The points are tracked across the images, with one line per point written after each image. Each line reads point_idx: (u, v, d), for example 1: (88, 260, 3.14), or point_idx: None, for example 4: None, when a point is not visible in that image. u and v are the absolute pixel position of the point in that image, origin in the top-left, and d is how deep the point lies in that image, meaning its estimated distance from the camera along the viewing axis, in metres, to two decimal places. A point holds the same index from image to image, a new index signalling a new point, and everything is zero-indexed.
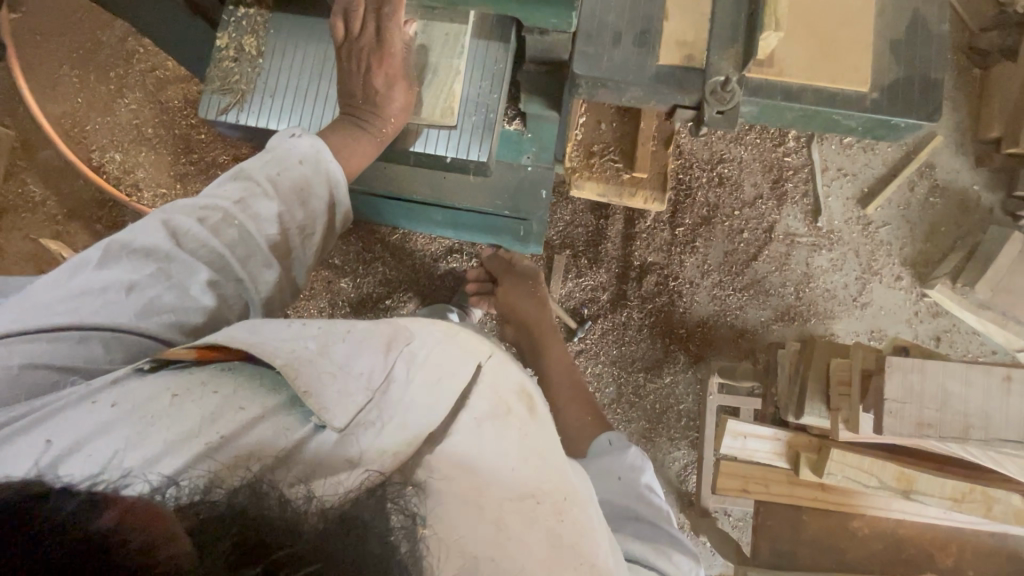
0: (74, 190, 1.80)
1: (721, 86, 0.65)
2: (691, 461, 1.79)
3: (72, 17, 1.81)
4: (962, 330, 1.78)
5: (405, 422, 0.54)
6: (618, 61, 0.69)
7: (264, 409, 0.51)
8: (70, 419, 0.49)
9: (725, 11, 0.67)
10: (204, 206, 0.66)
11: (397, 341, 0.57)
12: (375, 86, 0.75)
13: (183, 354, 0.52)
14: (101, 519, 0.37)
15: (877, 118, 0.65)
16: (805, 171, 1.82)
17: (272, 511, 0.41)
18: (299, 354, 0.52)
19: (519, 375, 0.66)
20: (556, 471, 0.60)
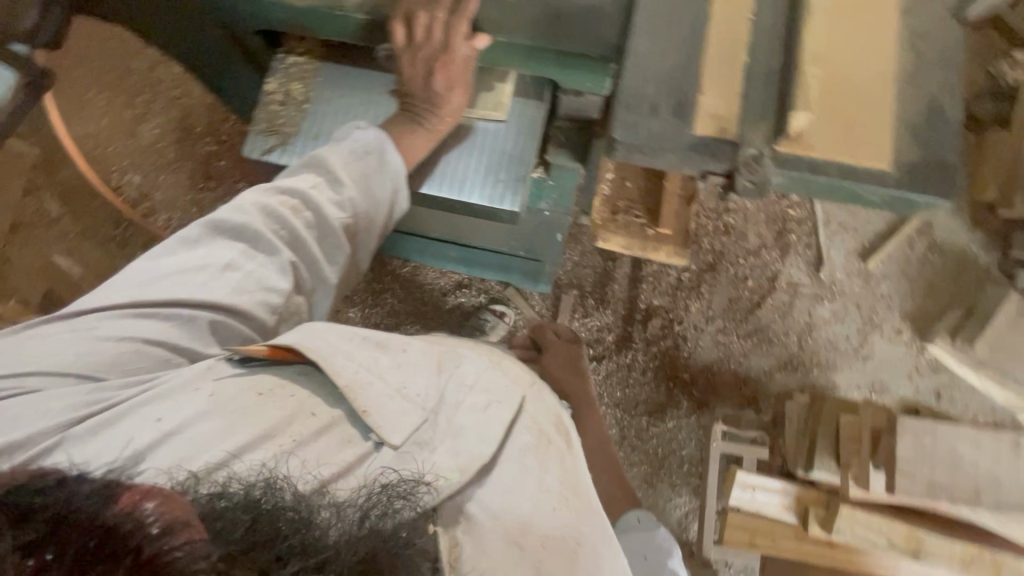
0: (89, 208, 1.81)
1: (754, 158, 0.59)
2: (693, 508, 1.76)
3: (104, 42, 1.87)
4: (962, 387, 1.80)
5: (456, 447, 0.60)
6: (656, 131, 0.61)
7: (331, 417, 0.60)
8: (177, 402, 0.57)
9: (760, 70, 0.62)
10: (285, 191, 0.72)
11: (447, 363, 0.67)
12: (434, 88, 0.74)
13: (258, 350, 0.61)
14: (114, 508, 0.41)
15: (896, 193, 0.59)
16: (808, 223, 1.87)
17: (286, 508, 0.47)
18: (360, 379, 0.61)
19: (554, 405, 0.70)
20: (596, 509, 0.61)
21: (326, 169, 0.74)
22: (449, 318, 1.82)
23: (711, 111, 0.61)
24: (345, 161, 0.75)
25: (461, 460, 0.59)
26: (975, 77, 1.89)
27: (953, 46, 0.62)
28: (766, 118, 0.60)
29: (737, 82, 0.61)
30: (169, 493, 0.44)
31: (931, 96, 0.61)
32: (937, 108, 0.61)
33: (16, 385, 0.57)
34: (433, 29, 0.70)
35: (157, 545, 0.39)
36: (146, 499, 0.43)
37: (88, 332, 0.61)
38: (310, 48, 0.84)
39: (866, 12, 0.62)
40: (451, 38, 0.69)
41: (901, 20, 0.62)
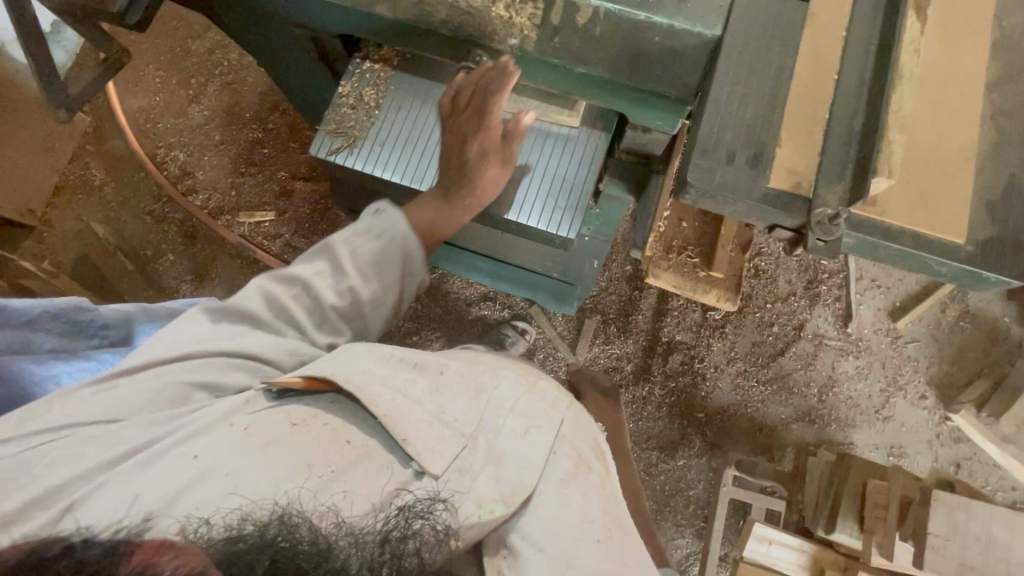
0: (132, 180, 1.84)
1: (829, 217, 0.59)
2: (695, 551, 1.73)
3: (169, 24, 1.92)
4: (982, 461, 1.77)
5: (498, 474, 0.60)
6: (729, 180, 0.61)
7: (365, 446, 0.58)
8: (215, 440, 0.55)
9: (842, 128, 0.61)
10: (290, 277, 0.73)
11: (485, 386, 0.67)
12: (470, 158, 0.77)
13: (294, 381, 0.60)
14: (127, 567, 0.39)
15: (969, 270, 0.59)
16: (840, 276, 1.86)
17: (303, 543, 0.45)
18: (395, 406, 0.60)
19: (592, 430, 0.71)
20: (634, 540, 0.62)
21: (332, 255, 0.75)
22: (470, 329, 1.82)
23: (787, 164, 0.60)
24: (355, 245, 0.75)
25: (504, 486, 0.59)
26: None
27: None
28: (843, 177, 0.60)
29: (816, 138, 0.61)
30: (181, 546, 0.42)
31: (1010, 174, 0.60)
32: (1017, 186, 0.60)
33: (53, 437, 0.56)
34: (473, 96, 0.74)
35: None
36: (157, 554, 0.41)
37: (110, 392, 0.61)
38: (385, 56, 0.85)
39: (953, 82, 0.62)
40: (489, 107, 0.73)
41: (987, 95, 0.62)
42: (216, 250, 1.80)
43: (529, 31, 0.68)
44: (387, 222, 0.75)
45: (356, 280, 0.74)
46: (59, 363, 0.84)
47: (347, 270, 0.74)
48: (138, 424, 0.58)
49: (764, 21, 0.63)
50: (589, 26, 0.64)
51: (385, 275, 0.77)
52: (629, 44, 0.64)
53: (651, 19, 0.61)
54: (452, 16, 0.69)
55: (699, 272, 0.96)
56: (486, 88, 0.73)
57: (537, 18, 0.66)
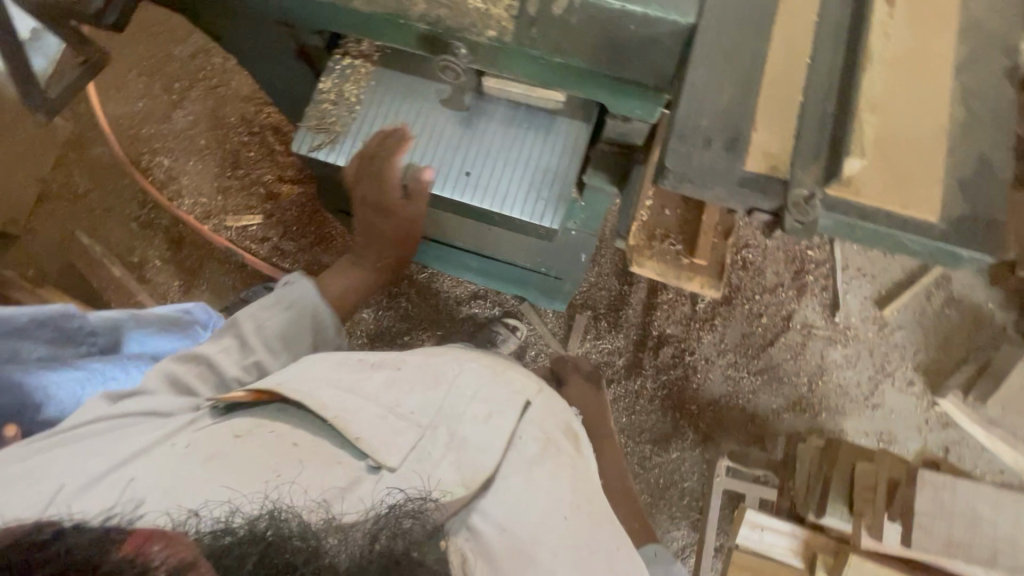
0: (117, 186, 1.83)
1: (805, 197, 0.59)
2: (690, 543, 1.75)
3: (150, 28, 1.91)
4: (970, 445, 1.79)
5: (460, 460, 0.62)
6: (706, 164, 0.62)
7: (314, 442, 0.62)
8: (155, 457, 0.59)
9: (816, 111, 0.62)
10: (194, 357, 0.79)
11: (445, 375, 0.69)
12: (375, 229, 0.92)
13: (242, 395, 0.65)
14: (117, 554, 0.41)
15: (943, 247, 0.60)
16: (827, 266, 1.88)
17: (291, 537, 0.47)
18: (345, 406, 0.64)
19: (564, 413, 0.72)
20: (603, 516, 0.65)
21: (237, 333, 0.83)
22: (461, 327, 1.82)
23: (762, 148, 0.61)
24: (261, 320, 0.85)
25: (466, 474, 0.61)
26: None
27: (1006, 105, 0.63)
28: (818, 159, 0.61)
29: (791, 121, 0.62)
30: (172, 535, 0.45)
31: (980, 153, 0.62)
32: (987, 165, 0.61)
33: None
34: (365, 183, 0.84)
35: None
36: (148, 542, 0.43)
37: (36, 450, 0.62)
38: (366, 52, 0.85)
39: (923, 63, 0.63)
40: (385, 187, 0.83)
41: (957, 75, 0.63)
42: (203, 255, 1.79)
43: (506, 23, 0.69)
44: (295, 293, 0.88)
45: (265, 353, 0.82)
46: (49, 372, 0.85)
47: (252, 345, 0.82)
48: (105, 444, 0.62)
49: (737, 7, 0.65)
50: (566, 16, 0.65)
51: (294, 342, 0.87)
52: (605, 33, 0.65)
53: (624, 7, 0.62)
54: (429, 9, 0.70)
55: (682, 260, 0.94)
56: (382, 150, 0.81)
57: (514, 9, 0.67)
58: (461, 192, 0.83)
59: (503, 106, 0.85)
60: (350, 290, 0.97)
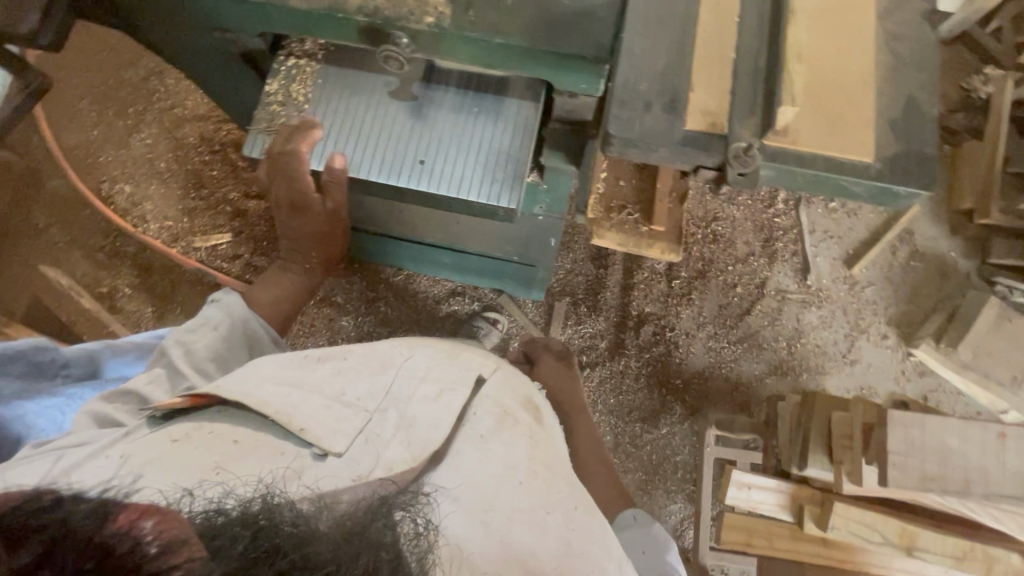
0: (78, 218, 1.79)
1: (744, 150, 0.61)
2: (688, 515, 1.77)
3: (97, 54, 1.87)
4: (947, 390, 1.85)
5: (409, 438, 0.65)
6: (649, 126, 0.63)
7: (255, 437, 0.64)
8: (94, 468, 0.61)
9: (749, 68, 0.64)
10: (119, 394, 0.76)
11: (392, 363, 0.72)
12: (297, 230, 0.94)
13: (178, 401, 0.67)
14: (112, 525, 0.43)
15: (880, 186, 0.62)
16: (794, 231, 1.92)
17: (283, 523, 0.49)
18: (288, 404, 0.66)
19: (524, 388, 0.77)
20: (561, 480, 0.68)
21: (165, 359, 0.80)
22: (442, 325, 1.83)
23: (701, 107, 0.63)
24: (188, 342, 0.82)
25: (416, 450, 0.64)
26: (950, 93, 1.98)
27: (928, 48, 0.65)
28: (755, 112, 0.63)
29: (726, 78, 0.64)
30: (162, 510, 0.46)
31: (908, 95, 0.64)
32: (916, 106, 0.64)
33: None
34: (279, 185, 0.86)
35: (157, 563, 0.42)
36: (142, 517, 0.44)
37: None
38: (311, 51, 0.86)
39: (847, 12, 0.65)
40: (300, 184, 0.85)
41: (879, 21, 0.66)
42: (174, 278, 1.76)
43: (443, 9, 0.72)
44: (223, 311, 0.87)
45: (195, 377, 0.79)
46: (26, 401, 0.86)
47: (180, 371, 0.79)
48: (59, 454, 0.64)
49: None
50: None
51: (231, 358, 0.85)
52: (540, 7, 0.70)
53: None
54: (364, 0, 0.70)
55: (641, 228, 0.96)
56: (287, 146, 0.82)
57: None
58: (414, 180, 0.83)
59: (452, 92, 0.85)
60: (279, 300, 1.00)
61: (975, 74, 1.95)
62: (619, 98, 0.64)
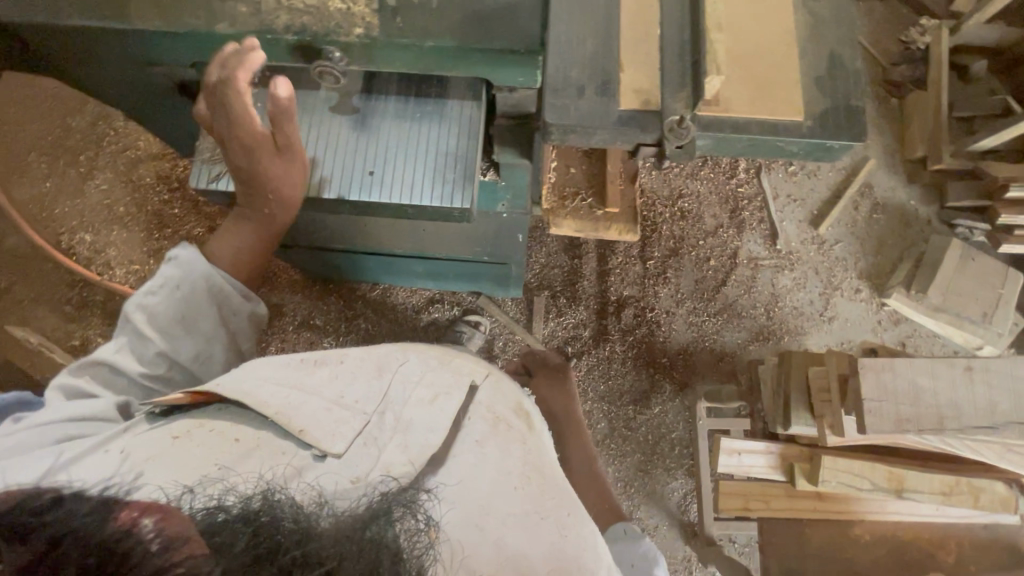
0: (41, 273, 1.75)
1: (677, 122, 0.63)
2: (689, 490, 1.80)
3: (40, 106, 1.83)
4: (923, 334, 1.90)
5: (406, 441, 0.65)
6: (585, 111, 0.64)
7: (257, 438, 0.63)
8: (91, 460, 0.61)
9: (674, 43, 0.65)
10: (93, 361, 0.73)
11: (389, 366, 0.72)
12: (244, 169, 0.76)
13: (178, 398, 0.66)
14: (114, 524, 0.45)
15: (813, 143, 0.63)
16: (759, 199, 1.95)
17: (284, 520, 0.49)
18: (288, 402, 0.66)
19: (517, 395, 0.76)
20: (556, 487, 0.68)
21: (132, 327, 0.75)
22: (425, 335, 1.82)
23: (632, 86, 0.64)
24: (151, 307, 0.75)
25: (411, 453, 0.64)
26: (890, 48, 2.04)
27: (842, 4, 0.68)
28: (684, 85, 0.64)
29: (653, 56, 0.65)
30: (167, 509, 0.48)
31: (829, 50, 0.66)
32: (838, 60, 0.66)
33: None
34: (221, 116, 0.72)
35: (160, 561, 0.43)
36: (143, 515, 0.46)
37: None
38: None
39: None
40: (243, 108, 0.70)
41: None
42: None
43: (371, 19, 0.72)
44: (182, 272, 0.77)
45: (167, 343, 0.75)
46: None
47: (150, 337, 0.74)
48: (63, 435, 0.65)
49: None
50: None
51: (198, 323, 0.78)
52: (467, 6, 0.71)
53: None
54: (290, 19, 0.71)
55: (596, 212, 1.00)
56: (224, 72, 0.70)
57: None
58: (364, 191, 0.84)
59: (396, 99, 0.85)
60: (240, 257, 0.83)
61: (912, 26, 2.01)
62: (552, 87, 0.65)
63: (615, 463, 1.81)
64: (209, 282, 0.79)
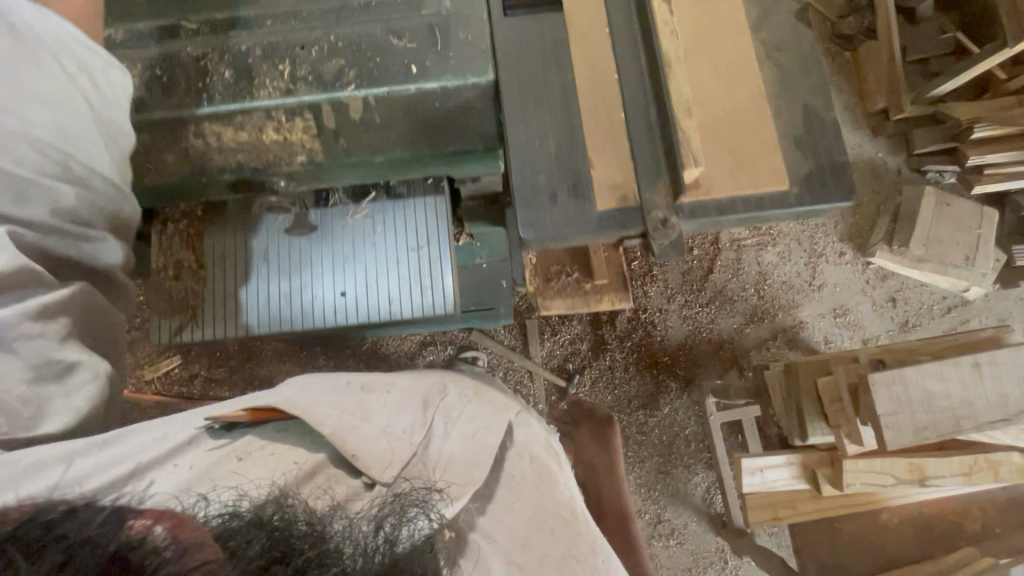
0: None
1: (661, 221, 0.59)
2: (712, 482, 1.80)
3: None
4: (912, 285, 1.91)
5: (449, 471, 0.66)
6: (561, 219, 0.60)
7: (315, 462, 0.62)
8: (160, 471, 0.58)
9: (640, 128, 0.61)
10: None
11: (433, 401, 0.73)
12: None
13: (239, 415, 0.63)
14: (126, 533, 0.44)
15: (804, 211, 0.60)
16: None
17: (298, 523, 0.50)
18: (343, 424, 0.64)
19: (543, 433, 0.80)
20: (587, 528, 0.70)
21: None
22: None
23: (606, 184, 0.59)
24: None
25: (456, 489, 0.64)
26: None
27: (808, 51, 0.64)
28: (661, 172, 0.60)
29: (622, 144, 0.61)
30: (187, 519, 0.47)
31: (803, 104, 0.63)
32: (813, 114, 0.62)
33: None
34: None
35: (177, 566, 0.42)
36: (158, 522, 0.46)
37: None
38: (188, 210, 0.77)
39: (717, 36, 0.64)
40: None
41: (755, 37, 0.64)
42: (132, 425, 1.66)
43: (311, 143, 0.66)
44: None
45: (14, 120, 0.51)
46: None
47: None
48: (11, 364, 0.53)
49: (528, 48, 0.64)
50: (368, 115, 0.64)
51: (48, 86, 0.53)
52: (414, 114, 0.65)
53: (420, 87, 0.63)
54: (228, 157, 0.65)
55: (585, 286, 0.81)
56: None
57: (313, 128, 0.65)
58: (337, 317, 0.80)
59: (356, 204, 0.80)
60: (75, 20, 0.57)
61: None
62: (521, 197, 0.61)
63: (632, 472, 1.81)
64: (59, 41, 0.53)
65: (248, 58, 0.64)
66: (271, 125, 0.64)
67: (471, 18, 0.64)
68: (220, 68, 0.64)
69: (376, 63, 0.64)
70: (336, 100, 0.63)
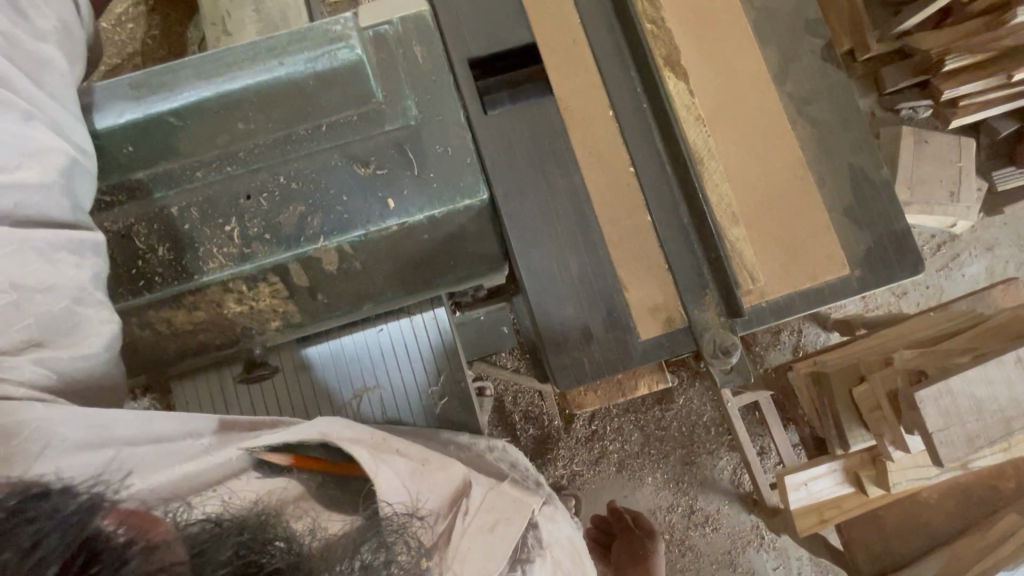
0: None
1: (723, 347, 0.67)
2: (739, 462, 1.48)
3: None
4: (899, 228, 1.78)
5: (464, 564, 0.50)
6: (600, 357, 0.68)
7: (343, 525, 0.47)
8: (191, 479, 0.46)
9: (677, 245, 0.70)
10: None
11: (461, 496, 0.57)
12: None
13: (280, 458, 0.52)
14: (97, 522, 0.35)
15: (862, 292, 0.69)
16: None
17: (275, 540, 0.40)
18: (369, 461, 0.50)
19: (568, 531, 0.68)
20: None
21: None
22: None
23: (648, 309, 0.68)
24: None
25: None
26: None
27: (820, 120, 0.72)
28: (706, 287, 0.69)
29: (660, 264, 0.70)
30: (152, 515, 0.38)
31: (849, 164, 0.72)
32: (860, 172, 0.72)
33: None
34: None
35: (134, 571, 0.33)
36: (122, 523, 0.36)
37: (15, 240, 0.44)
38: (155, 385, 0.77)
39: (734, 100, 0.73)
40: None
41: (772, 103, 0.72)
42: None
43: (284, 305, 0.65)
44: None
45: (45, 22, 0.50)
46: None
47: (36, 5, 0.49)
48: (52, 275, 0.46)
49: (519, 155, 0.71)
50: (347, 262, 0.63)
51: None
52: (401, 249, 0.65)
53: (403, 222, 0.62)
54: (232, 313, 0.65)
55: None
56: None
57: (281, 292, 0.64)
58: None
59: (352, 333, 0.77)
60: None
61: None
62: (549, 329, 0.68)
63: (654, 471, 1.46)
64: None
65: (185, 222, 0.61)
66: (231, 296, 0.63)
67: (448, 125, 0.64)
68: (153, 244, 0.60)
69: (341, 207, 0.61)
70: (303, 256, 0.61)
